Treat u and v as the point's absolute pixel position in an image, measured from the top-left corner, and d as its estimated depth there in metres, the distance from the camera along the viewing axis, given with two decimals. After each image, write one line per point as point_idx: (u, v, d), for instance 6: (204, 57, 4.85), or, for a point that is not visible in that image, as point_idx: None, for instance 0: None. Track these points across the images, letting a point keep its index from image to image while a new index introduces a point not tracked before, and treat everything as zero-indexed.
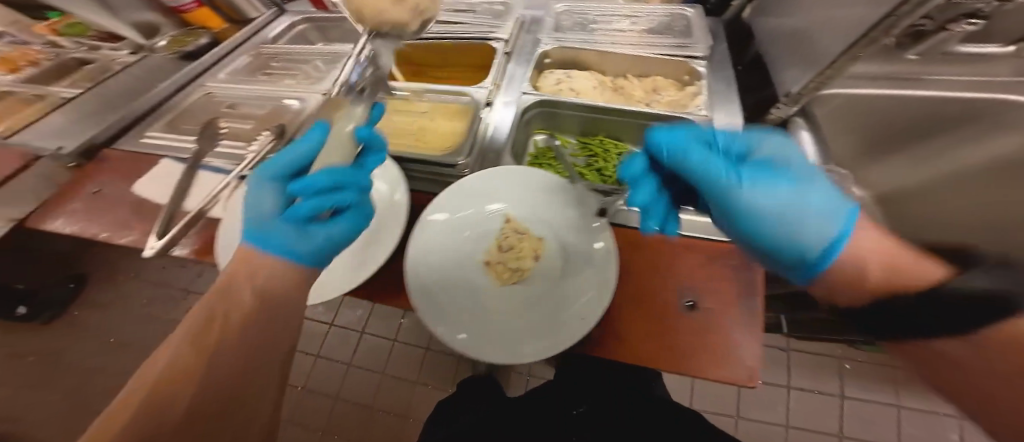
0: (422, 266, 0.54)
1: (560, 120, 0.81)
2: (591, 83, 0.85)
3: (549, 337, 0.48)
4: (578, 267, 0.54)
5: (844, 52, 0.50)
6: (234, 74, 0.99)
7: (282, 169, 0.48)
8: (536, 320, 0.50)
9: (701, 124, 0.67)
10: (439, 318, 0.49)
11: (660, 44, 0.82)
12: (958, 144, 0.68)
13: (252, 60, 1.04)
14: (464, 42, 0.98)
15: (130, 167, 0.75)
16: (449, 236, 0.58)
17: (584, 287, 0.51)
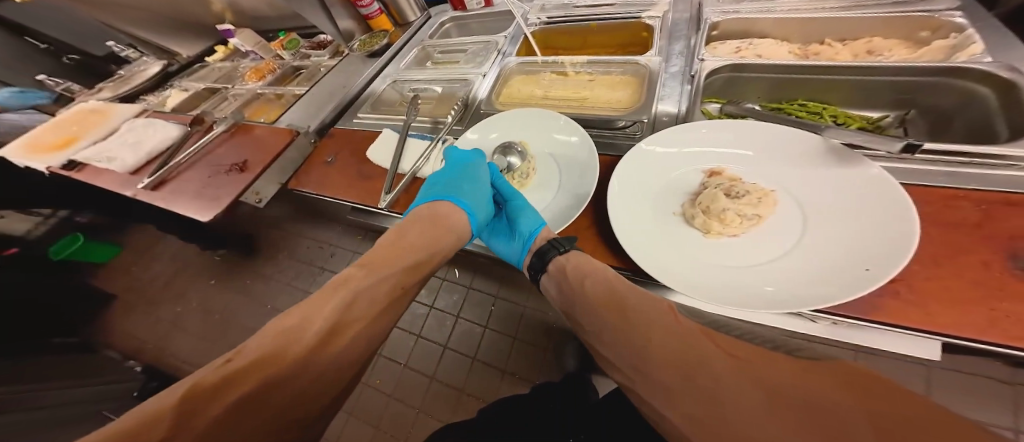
0: (624, 216, 0.54)
1: (744, 84, 0.75)
2: (780, 49, 0.79)
3: (814, 288, 0.40)
4: (836, 218, 0.45)
5: None
6: (408, 65, 1.25)
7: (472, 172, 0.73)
8: (784, 272, 0.43)
9: (988, 70, 0.54)
10: (656, 264, 0.48)
11: (878, 3, 0.73)
12: None
13: (419, 52, 1.28)
14: (612, 23, 1.03)
15: (357, 135, 0.99)
16: (645, 191, 0.58)
17: (852, 235, 0.42)
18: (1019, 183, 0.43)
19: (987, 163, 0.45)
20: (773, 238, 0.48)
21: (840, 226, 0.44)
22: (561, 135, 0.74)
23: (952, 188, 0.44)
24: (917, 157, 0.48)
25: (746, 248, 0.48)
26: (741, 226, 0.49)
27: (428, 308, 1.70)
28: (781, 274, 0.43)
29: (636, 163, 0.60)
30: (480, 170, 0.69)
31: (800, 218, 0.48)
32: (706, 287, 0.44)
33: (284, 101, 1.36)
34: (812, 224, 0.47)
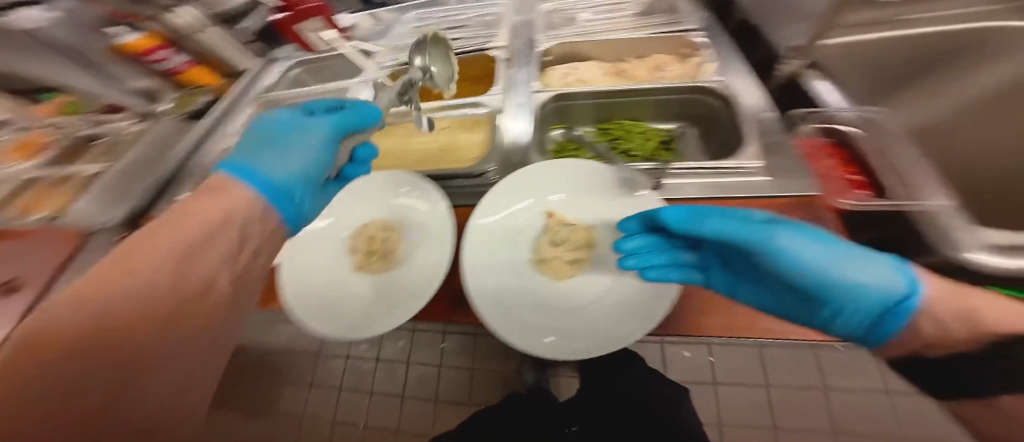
0: (487, 288, 0.53)
1: (577, 112, 0.83)
2: (598, 72, 0.88)
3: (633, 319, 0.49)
4: (634, 246, 0.56)
5: None
6: (247, 124, 1.03)
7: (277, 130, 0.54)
8: (618, 308, 0.52)
9: (718, 88, 0.70)
10: (524, 336, 0.50)
11: (652, 24, 0.87)
12: (955, 76, 0.84)
13: (257, 108, 1.07)
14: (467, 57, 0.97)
15: None
16: (497, 245, 0.59)
17: (645, 265, 0.53)
18: (750, 187, 0.58)
19: (730, 174, 0.60)
20: (601, 272, 0.57)
21: (637, 255, 0.55)
22: (407, 191, 0.70)
23: (715, 198, 0.59)
24: (689, 172, 0.62)
25: (587, 288, 0.56)
26: (576, 268, 0.58)
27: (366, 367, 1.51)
28: (615, 310, 0.52)
29: (486, 221, 0.60)
30: (314, 126, 0.54)
31: (615, 249, 0.59)
32: (570, 345, 0.49)
33: (73, 186, 0.90)
34: (623, 255, 0.57)
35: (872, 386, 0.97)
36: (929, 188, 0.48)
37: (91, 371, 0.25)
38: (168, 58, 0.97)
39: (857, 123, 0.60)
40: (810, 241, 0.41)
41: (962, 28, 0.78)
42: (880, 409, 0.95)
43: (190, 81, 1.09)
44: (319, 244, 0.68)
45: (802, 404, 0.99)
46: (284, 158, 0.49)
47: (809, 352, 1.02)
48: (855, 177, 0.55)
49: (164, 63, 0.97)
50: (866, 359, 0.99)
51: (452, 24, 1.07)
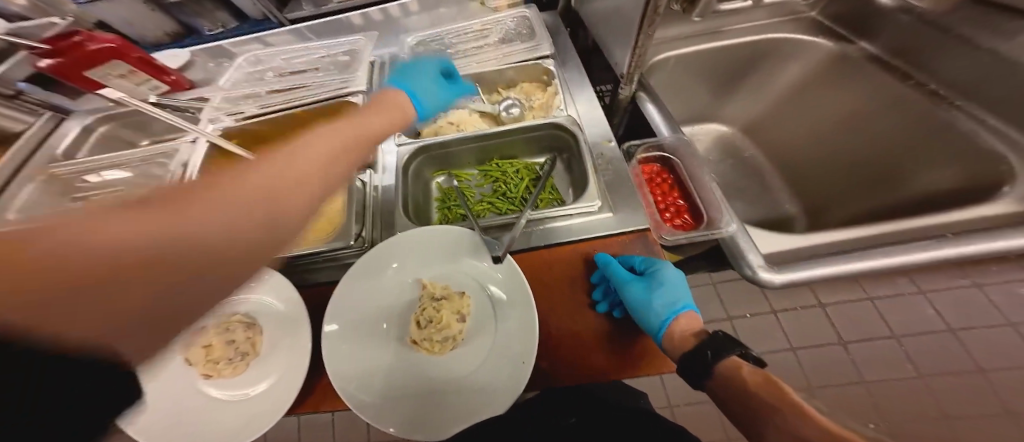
0: (358, 376, 0.53)
1: (450, 156, 0.80)
2: (467, 110, 0.84)
3: (504, 380, 0.51)
4: (504, 308, 0.58)
5: (642, 23, 0.61)
6: (30, 208, 0.74)
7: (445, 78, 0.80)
8: (492, 368, 0.54)
9: (567, 124, 0.73)
10: (401, 422, 0.49)
11: (513, 52, 0.85)
12: (766, 79, 1.07)
13: (49, 184, 0.78)
14: (323, 104, 0.86)
15: None
16: (369, 329, 0.58)
17: (513, 329, 0.55)
18: (597, 226, 0.65)
19: (578, 216, 0.65)
20: (476, 338, 0.58)
21: (508, 318, 0.57)
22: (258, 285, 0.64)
23: (573, 240, 0.65)
24: (548, 215, 0.67)
25: (465, 355, 0.57)
26: (450, 343, 0.57)
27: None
28: (489, 371, 0.53)
29: (354, 306, 0.59)
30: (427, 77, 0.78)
31: (490, 313, 0.60)
32: (447, 420, 0.50)
33: None
34: (497, 318, 0.58)
35: None
36: (720, 214, 0.62)
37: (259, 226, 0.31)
38: None
39: (675, 151, 0.71)
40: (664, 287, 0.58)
41: (753, 41, 0.99)
42: None
43: None
44: (154, 355, 0.58)
45: None
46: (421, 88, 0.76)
47: None
48: (677, 204, 0.68)
49: None
50: None
51: (303, 67, 0.93)
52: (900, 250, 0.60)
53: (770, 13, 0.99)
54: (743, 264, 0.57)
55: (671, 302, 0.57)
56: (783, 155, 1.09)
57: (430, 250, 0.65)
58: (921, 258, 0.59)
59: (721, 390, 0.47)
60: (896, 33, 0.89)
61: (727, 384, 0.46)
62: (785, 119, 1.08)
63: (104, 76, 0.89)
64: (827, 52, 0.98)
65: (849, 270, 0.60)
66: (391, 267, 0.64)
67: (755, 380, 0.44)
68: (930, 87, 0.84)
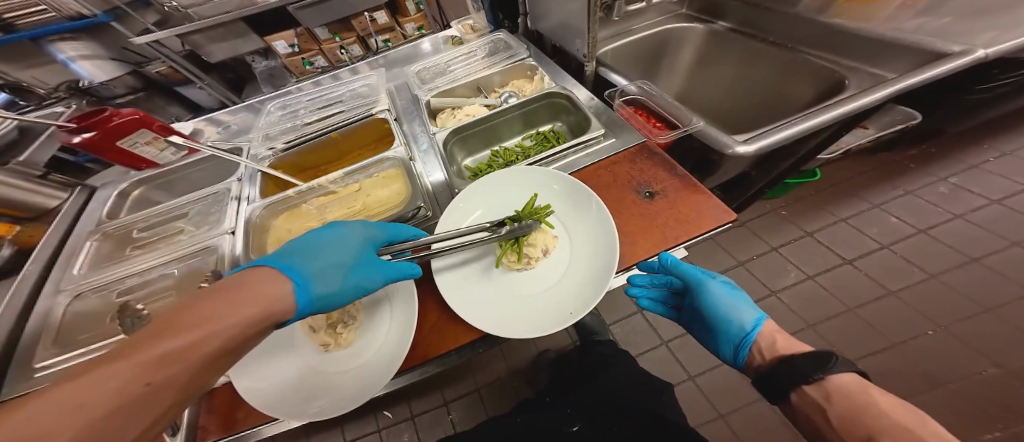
0: (449, 271, 0.71)
1: (472, 138, 1.02)
2: (477, 104, 1.07)
3: (567, 302, 0.66)
4: (584, 231, 0.75)
5: (589, 10, 0.91)
6: (97, 263, 0.73)
7: (363, 257, 0.59)
8: (556, 294, 0.69)
9: (559, 91, 0.99)
10: (474, 315, 0.64)
11: (499, 59, 1.13)
12: (671, 58, 1.50)
13: (100, 244, 0.76)
14: (356, 123, 1.02)
15: None
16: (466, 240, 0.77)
17: (584, 258, 0.72)
18: (609, 149, 0.88)
19: (591, 144, 0.88)
20: (547, 268, 0.74)
21: (582, 248, 0.73)
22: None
23: (596, 163, 0.86)
24: (568, 151, 0.89)
25: (536, 280, 0.73)
26: (528, 265, 0.73)
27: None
28: (553, 295, 0.69)
29: (454, 223, 0.77)
30: (354, 235, 0.61)
31: (567, 249, 0.76)
32: (509, 326, 0.64)
33: None
34: (573, 250, 0.75)
35: (804, 277, 1.51)
36: (690, 119, 0.88)
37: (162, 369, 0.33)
38: None
39: (640, 93, 1.00)
40: (730, 296, 0.80)
41: (651, 33, 1.40)
42: (819, 292, 1.46)
43: None
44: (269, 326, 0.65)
45: (777, 311, 1.44)
46: (325, 256, 0.56)
47: (742, 267, 1.58)
48: (658, 124, 0.94)
49: None
50: (779, 262, 1.56)
51: (328, 102, 1.09)
52: (813, 115, 0.88)
53: (657, 13, 1.43)
54: (725, 145, 0.84)
55: (749, 317, 0.77)
56: (706, 105, 1.48)
57: (524, 189, 0.83)
58: (824, 119, 0.88)
59: (824, 398, 0.53)
60: (734, 14, 1.34)
61: (843, 395, 0.51)
62: (694, 82, 1.50)
63: (134, 144, 0.89)
64: (698, 31, 1.42)
65: (799, 130, 0.87)
66: (491, 198, 0.82)
67: (891, 405, 0.47)
68: (769, 40, 1.27)
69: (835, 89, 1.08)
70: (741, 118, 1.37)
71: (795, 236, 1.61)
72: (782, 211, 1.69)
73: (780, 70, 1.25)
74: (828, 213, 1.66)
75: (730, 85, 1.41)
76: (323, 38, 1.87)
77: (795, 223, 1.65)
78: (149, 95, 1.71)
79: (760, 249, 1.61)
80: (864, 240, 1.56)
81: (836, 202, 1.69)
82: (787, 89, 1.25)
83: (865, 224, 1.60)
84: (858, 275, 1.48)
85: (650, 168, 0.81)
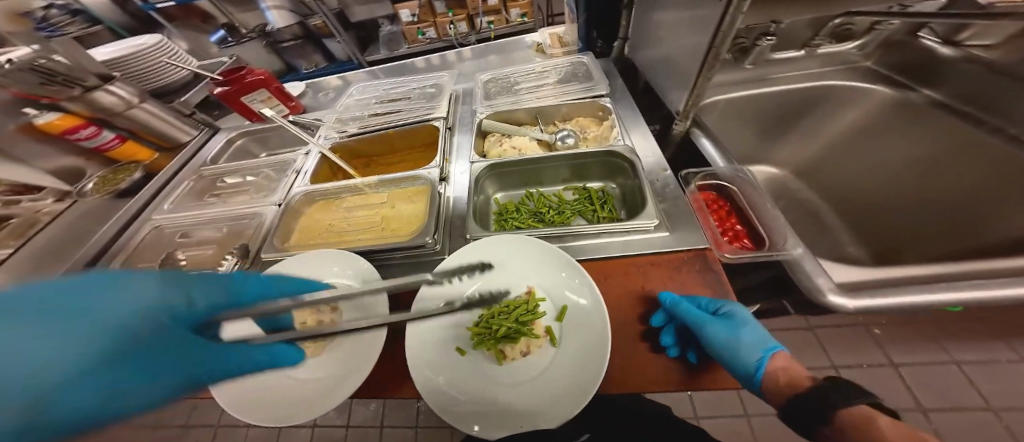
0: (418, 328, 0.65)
1: (510, 174, 0.93)
2: (528, 138, 0.99)
3: (536, 415, 0.56)
4: (578, 336, 0.62)
5: (707, 55, 0.66)
6: (181, 200, 0.92)
7: (155, 335, 0.35)
8: (527, 402, 0.58)
9: (626, 153, 0.83)
10: (432, 388, 0.59)
11: (573, 90, 1.03)
12: (819, 119, 1.07)
13: (194, 184, 0.96)
14: (411, 127, 1.03)
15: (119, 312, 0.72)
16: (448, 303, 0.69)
17: (568, 371, 0.59)
18: (654, 244, 0.68)
19: (635, 233, 0.70)
20: (525, 366, 0.64)
21: (571, 356, 0.61)
22: (353, 275, 0.69)
23: (629, 257, 0.69)
24: (602, 230, 0.73)
25: (509, 374, 0.63)
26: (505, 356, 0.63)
27: (344, 428, 1.40)
28: (523, 402, 0.58)
29: (437, 280, 0.69)
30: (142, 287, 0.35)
31: (554, 350, 0.64)
32: (463, 417, 0.56)
33: None
34: (560, 353, 0.63)
35: None
36: (784, 238, 0.62)
37: None
38: (97, 134, 0.88)
39: (730, 180, 0.75)
40: (743, 332, 0.57)
41: (803, 87, 1.02)
42: None
43: (117, 158, 0.97)
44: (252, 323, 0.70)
45: None
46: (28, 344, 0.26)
47: None
48: (736, 229, 0.69)
49: (92, 141, 0.88)
50: (829, 380, 1.16)
51: (397, 96, 1.14)
52: (990, 285, 0.50)
53: (822, 62, 1.03)
54: (812, 289, 0.55)
55: (754, 342, 0.57)
56: (834, 188, 1.03)
57: (528, 259, 0.71)
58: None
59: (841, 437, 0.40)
60: (961, 81, 0.87)
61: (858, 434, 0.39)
62: (840, 164, 1.04)
63: (253, 101, 1.08)
64: (882, 99, 0.98)
65: (966, 300, 0.50)
66: (489, 263, 0.72)
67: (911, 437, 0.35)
68: (1008, 131, 0.78)
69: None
70: (878, 223, 0.90)
71: (870, 359, 1.18)
72: (874, 328, 1.21)
73: (1000, 180, 0.75)
74: (937, 348, 1.16)
75: (884, 176, 0.94)
76: (439, 11, 1.96)
77: (881, 345, 1.19)
78: (304, 43, 2.02)
79: (815, 362, 1.20)
80: (966, 402, 1.08)
81: (959, 337, 1.16)
82: (998, 209, 0.72)
83: (987, 377, 1.09)
84: (927, 431, 1.05)
85: (694, 288, 0.62)
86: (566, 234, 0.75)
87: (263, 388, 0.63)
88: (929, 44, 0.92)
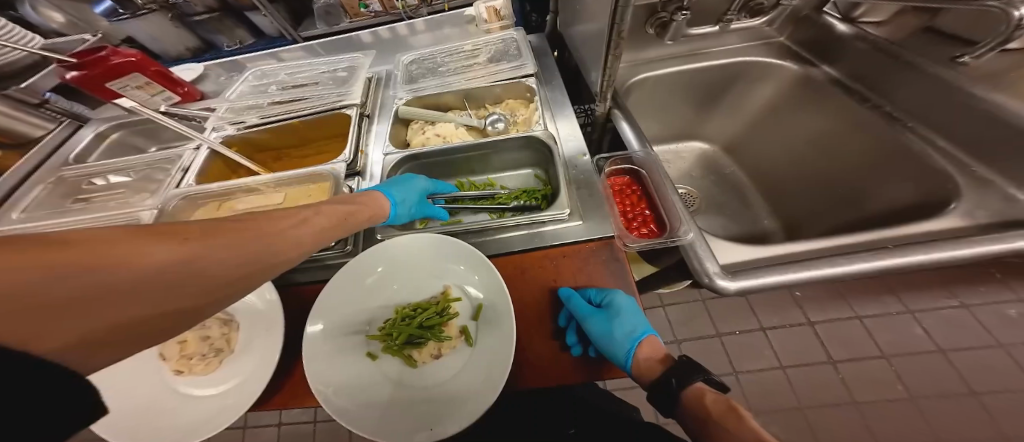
0: (320, 336, 0.59)
1: (432, 165, 0.87)
2: (453, 124, 0.92)
3: (441, 418, 0.53)
4: (488, 330, 0.60)
5: (611, 29, 0.61)
6: (34, 209, 0.82)
7: None
8: (435, 407, 0.55)
9: (544, 137, 0.79)
10: (333, 401, 0.53)
11: (500, 70, 0.95)
12: (740, 95, 1.07)
13: (56, 188, 0.86)
14: (319, 114, 0.92)
15: None
16: (357, 308, 0.64)
17: (477, 369, 0.57)
18: (564, 234, 0.67)
19: (547, 223, 0.68)
20: (437, 367, 0.61)
21: (481, 351, 0.59)
22: (255, 293, 0.68)
23: (540, 248, 0.67)
24: (518, 221, 0.70)
25: (418, 379, 0.60)
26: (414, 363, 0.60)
27: (311, 423, 1.35)
28: (430, 407, 0.55)
29: (342, 286, 0.64)
30: None
31: (467, 348, 0.62)
32: (366, 426, 0.52)
33: None
34: (472, 350, 0.61)
35: (772, 365, 1.23)
36: (680, 222, 0.62)
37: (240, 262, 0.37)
38: None
39: (644, 163, 0.74)
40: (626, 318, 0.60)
41: (727, 63, 1.00)
42: (777, 383, 1.20)
43: None
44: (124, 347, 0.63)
45: (711, 354, 1.27)
46: None
47: (717, 339, 1.29)
48: (644, 215, 0.69)
49: None
50: (757, 340, 1.27)
51: (306, 80, 1.01)
52: (843, 261, 0.53)
53: (743, 37, 1.02)
54: (700, 273, 0.56)
55: (632, 330, 0.59)
56: (758, 166, 1.08)
57: (443, 257, 0.67)
58: (879, 267, 0.53)
59: (684, 410, 0.47)
60: (854, 60, 0.89)
61: (694, 408, 0.46)
62: (759, 141, 1.08)
63: (124, 87, 0.91)
64: (789, 74, 0.98)
65: (836, 275, 0.53)
66: (405, 263, 0.68)
67: (724, 411, 0.43)
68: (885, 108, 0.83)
69: (935, 205, 0.67)
70: (794, 200, 0.96)
71: (791, 319, 1.29)
72: (796, 292, 1.33)
73: (875, 155, 0.81)
74: (844, 305, 1.30)
75: (798, 150, 0.98)
76: None
77: (801, 306, 1.30)
78: (222, 17, 1.64)
79: (745, 325, 1.30)
80: (863, 347, 1.22)
81: (859, 293, 1.31)
82: (877, 186, 0.79)
83: (879, 327, 1.25)
84: (833, 380, 1.18)
85: (600, 276, 0.62)
86: (481, 227, 0.71)
87: (146, 408, 0.58)
88: (832, 22, 0.93)
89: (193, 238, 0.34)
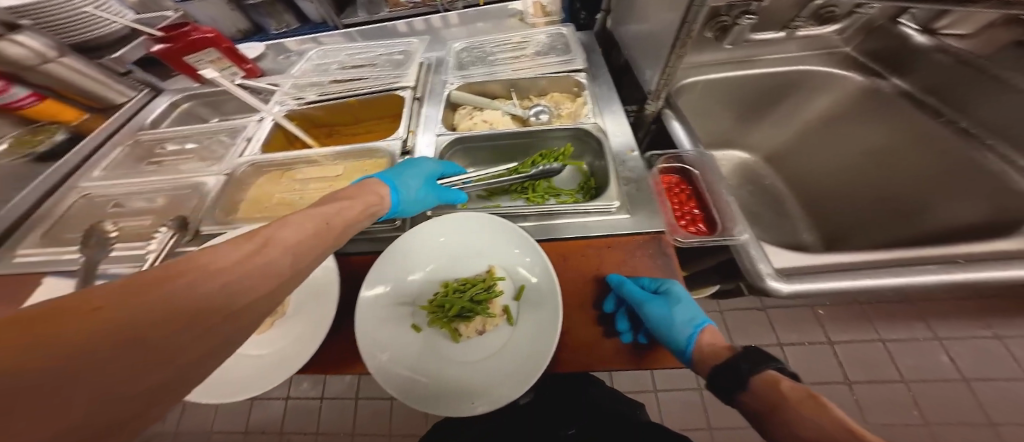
0: (372, 303, 0.63)
1: (477, 150, 0.90)
2: (500, 112, 0.94)
3: (484, 395, 0.56)
4: (530, 312, 0.62)
5: (681, 27, 0.61)
6: (113, 168, 0.89)
7: None
8: (475, 383, 0.58)
9: (594, 130, 0.81)
10: (382, 367, 0.57)
11: (548, 64, 0.97)
12: (804, 100, 1.04)
13: (132, 150, 0.93)
14: (373, 95, 0.96)
15: (27, 289, 0.66)
16: (407, 280, 0.67)
17: (519, 349, 0.59)
18: (611, 226, 0.68)
19: (594, 214, 0.69)
20: (480, 343, 0.63)
21: (523, 332, 0.61)
22: None
23: (585, 237, 0.68)
24: (565, 210, 0.71)
25: (462, 353, 0.62)
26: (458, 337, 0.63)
27: (318, 400, 1.41)
28: (471, 381, 0.58)
29: (395, 257, 0.67)
30: None
31: (508, 328, 0.64)
32: (414, 395, 0.55)
33: None
34: (514, 330, 0.63)
35: None
36: (734, 223, 0.62)
37: (238, 287, 0.32)
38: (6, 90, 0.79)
39: (696, 163, 0.74)
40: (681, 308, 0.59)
41: (785, 70, 0.99)
42: None
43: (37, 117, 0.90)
44: None
45: None
46: None
47: None
48: (694, 213, 0.69)
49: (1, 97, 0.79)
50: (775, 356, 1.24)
51: (362, 62, 1.06)
52: (906, 271, 0.53)
53: (803, 45, 1.00)
54: (752, 273, 0.57)
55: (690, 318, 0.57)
56: (801, 178, 1.06)
57: (490, 237, 0.70)
58: (937, 281, 0.52)
59: (752, 401, 0.42)
60: (931, 73, 0.86)
61: (765, 398, 0.41)
62: (806, 153, 1.06)
63: (199, 62, 0.96)
64: (857, 86, 0.96)
65: (893, 286, 0.52)
66: (453, 240, 0.71)
67: (802, 399, 0.38)
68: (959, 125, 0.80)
69: (1005, 225, 0.64)
70: (838, 215, 0.94)
71: (812, 337, 1.25)
72: (819, 310, 1.29)
73: (940, 174, 0.79)
74: (868, 327, 1.25)
75: (850, 165, 0.96)
76: None
77: (823, 325, 1.27)
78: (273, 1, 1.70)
79: (764, 339, 1.28)
80: (885, 372, 1.17)
81: (887, 316, 1.26)
82: (936, 206, 0.77)
83: (904, 352, 1.20)
84: (851, 403, 1.14)
85: (646, 269, 0.63)
86: (527, 213, 0.73)
87: None
88: (909, 31, 0.90)
89: (173, 277, 0.29)
